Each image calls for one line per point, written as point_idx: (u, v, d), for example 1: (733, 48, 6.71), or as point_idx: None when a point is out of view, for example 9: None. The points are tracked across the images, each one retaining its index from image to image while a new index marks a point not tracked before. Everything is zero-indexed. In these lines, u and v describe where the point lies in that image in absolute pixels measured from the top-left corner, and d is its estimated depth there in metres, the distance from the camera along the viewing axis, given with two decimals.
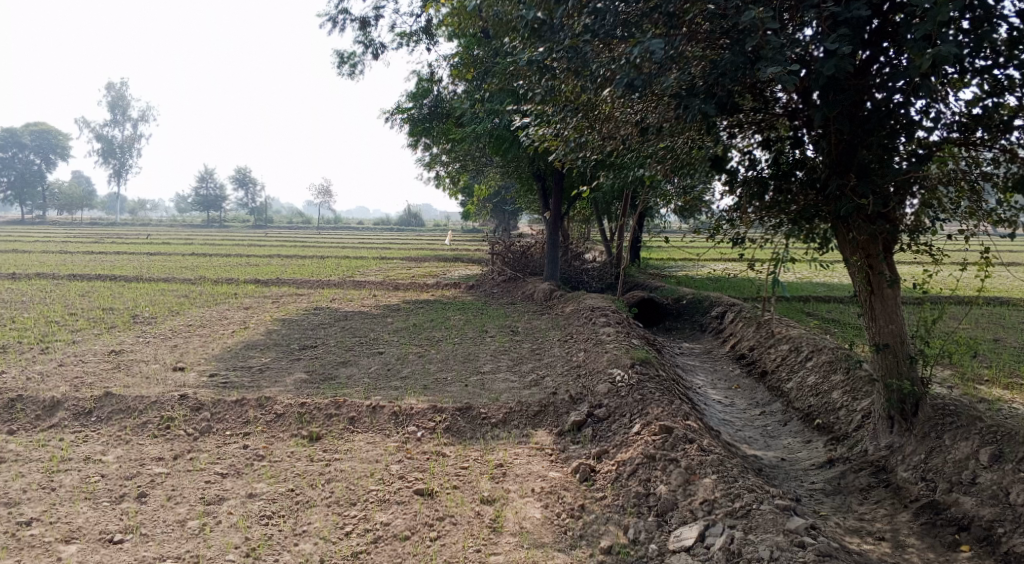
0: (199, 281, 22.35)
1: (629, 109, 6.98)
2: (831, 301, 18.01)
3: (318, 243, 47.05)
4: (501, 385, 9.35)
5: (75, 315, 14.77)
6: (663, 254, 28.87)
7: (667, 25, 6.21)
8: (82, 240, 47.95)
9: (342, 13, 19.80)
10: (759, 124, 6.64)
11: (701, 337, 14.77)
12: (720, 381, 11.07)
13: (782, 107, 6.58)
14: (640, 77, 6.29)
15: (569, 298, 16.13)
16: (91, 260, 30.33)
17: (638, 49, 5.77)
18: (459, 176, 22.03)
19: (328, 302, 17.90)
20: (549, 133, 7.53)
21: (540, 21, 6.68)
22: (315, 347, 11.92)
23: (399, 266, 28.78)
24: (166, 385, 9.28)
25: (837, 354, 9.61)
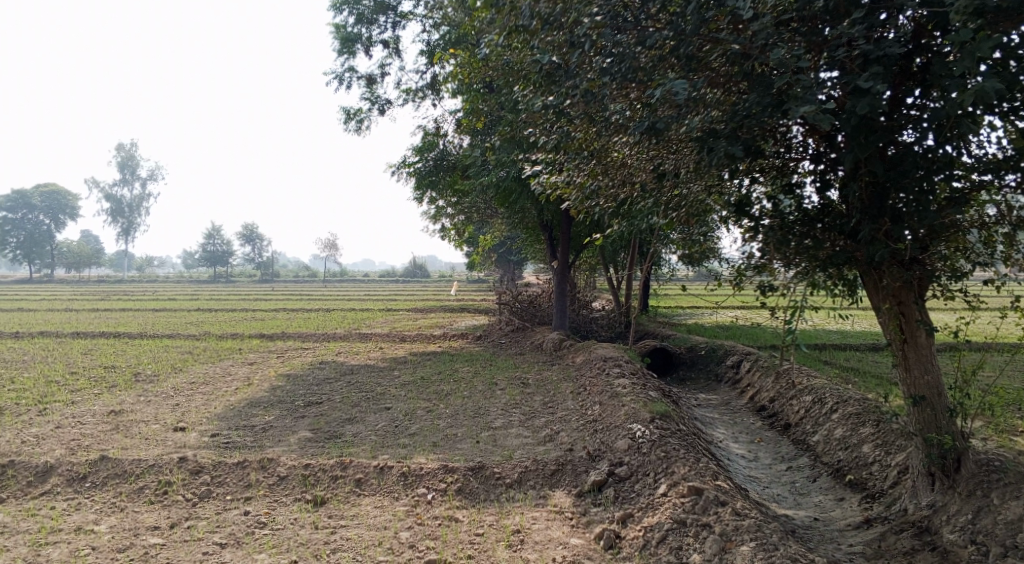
0: (203, 336, 22.04)
1: (645, 154, 6.80)
2: (848, 349, 17.61)
3: (323, 296, 46.83)
4: (514, 442, 8.96)
5: (75, 374, 14.43)
6: (671, 302, 28.52)
7: (686, 66, 6.06)
8: (87, 297, 47.87)
9: (348, 70, 19.89)
10: (779, 168, 6.59)
11: (717, 387, 14.38)
12: (742, 435, 10.69)
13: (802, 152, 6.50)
14: (659, 120, 6.11)
15: (580, 348, 15.76)
16: (96, 317, 30.08)
17: (659, 91, 5.59)
18: (465, 227, 21.87)
19: (334, 356, 17.56)
20: (561, 180, 7.30)
21: (554, 65, 6.52)
22: (320, 404, 11.54)
23: (406, 318, 28.46)
24: (165, 447, 8.91)
25: (865, 406, 9.26)
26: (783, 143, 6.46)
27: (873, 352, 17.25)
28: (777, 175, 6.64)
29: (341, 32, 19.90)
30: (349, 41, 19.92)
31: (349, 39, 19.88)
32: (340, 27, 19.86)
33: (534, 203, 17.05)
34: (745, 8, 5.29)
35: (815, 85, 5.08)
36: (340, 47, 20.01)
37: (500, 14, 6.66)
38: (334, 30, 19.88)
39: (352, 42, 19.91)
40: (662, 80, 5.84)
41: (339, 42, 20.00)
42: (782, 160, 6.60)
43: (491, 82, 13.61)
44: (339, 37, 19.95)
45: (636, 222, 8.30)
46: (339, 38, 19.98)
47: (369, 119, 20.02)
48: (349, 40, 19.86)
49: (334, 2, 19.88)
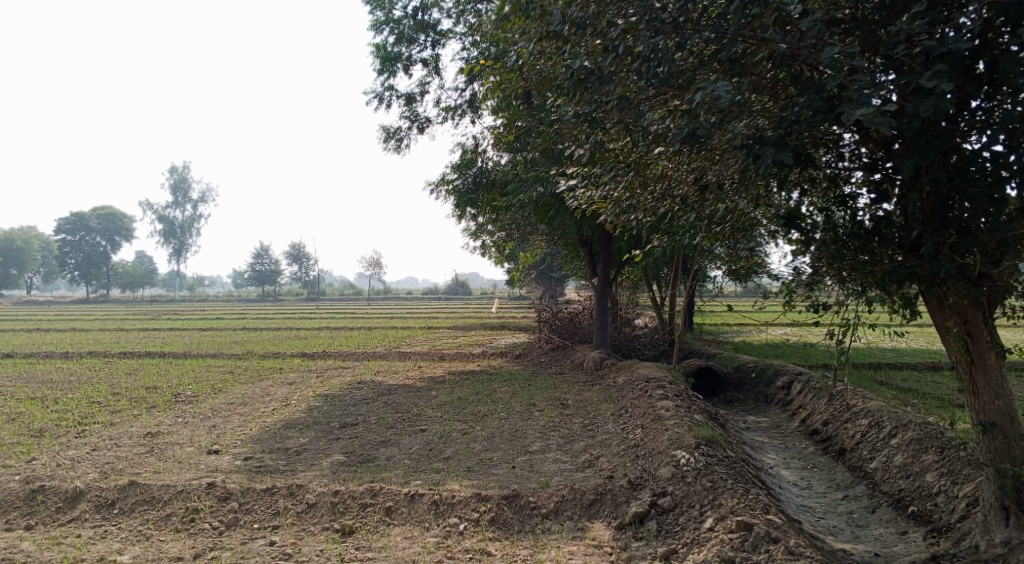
0: (246, 356, 22.11)
1: (686, 166, 6.48)
2: (903, 368, 16.87)
3: (366, 314, 47.02)
4: (552, 468, 8.62)
5: (117, 394, 14.48)
6: (716, 319, 27.88)
7: (729, 70, 5.74)
8: (137, 317, 48.79)
9: (388, 89, 19.89)
10: (831, 179, 6.20)
11: (767, 409, 13.84)
12: (794, 461, 10.22)
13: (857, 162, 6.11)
14: (701, 128, 5.80)
15: (622, 367, 15.34)
16: (145, 337, 30.52)
17: (701, 96, 5.27)
18: (505, 244, 21.64)
19: (373, 375, 17.40)
20: (597, 195, 6.98)
21: (589, 71, 6.22)
22: (355, 426, 11.32)
23: (447, 336, 28.27)
24: (196, 471, 8.76)
25: (927, 433, 8.75)
26: (835, 152, 6.09)
27: (931, 372, 16.48)
28: (830, 187, 6.25)
29: (381, 52, 19.92)
30: (389, 61, 19.92)
31: (389, 59, 19.88)
32: (380, 46, 19.88)
33: (575, 220, 16.74)
34: (793, 5, 4.97)
35: (870, 87, 4.72)
36: (380, 66, 20.01)
37: (533, 23, 6.43)
38: (374, 50, 19.91)
39: (392, 61, 19.91)
40: (704, 85, 5.54)
41: (379, 62, 20.02)
42: (835, 170, 6.21)
43: (529, 96, 13.39)
44: (379, 57, 19.96)
45: (678, 237, 7.93)
46: (379, 58, 20.00)
47: (408, 138, 19.96)
48: (388, 60, 19.86)
49: (374, 22, 19.92)
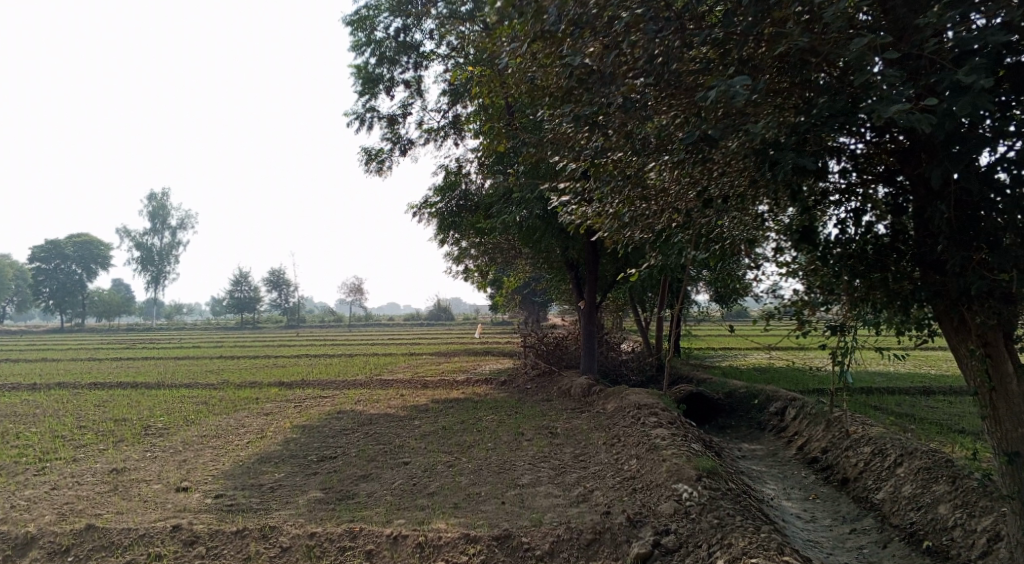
0: (221, 386, 21.34)
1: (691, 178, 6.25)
2: (897, 393, 16.50)
3: (347, 342, 46.13)
4: (544, 503, 8.15)
5: (83, 428, 13.74)
6: (702, 344, 27.46)
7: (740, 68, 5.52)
8: (111, 346, 47.59)
9: (369, 111, 19.51)
10: (846, 192, 5.99)
11: (761, 436, 13.40)
12: (795, 492, 9.78)
13: (874, 174, 5.88)
14: (711, 131, 5.53)
15: (610, 394, 14.84)
16: (118, 367, 29.57)
17: (715, 95, 5.01)
18: (489, 269, 21.20)
19: (353, 405, 16.76)
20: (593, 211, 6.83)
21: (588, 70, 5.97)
22: (334, 458, 10.75)
23: (429, 363, 27.59)
24: (162, 511, 8.17)
25: (937, 462, 8.38)
26: (852, 163, 5.84)
27: (925, 397, 16.13)
28: (844, 200, 6.03)
29: (362, 73, 19.56)
30: (370, 82, 19.56)
31: (370, 80, 19.51)
32: (362, 68, 19.53)
33: (561, 242, 16.36)
34: None
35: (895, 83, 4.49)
36: (362, 88, 19.65)
37: (528, 24, 6.18)
38: (355, 71, 19.55)
39: (373, 83, 19.55)
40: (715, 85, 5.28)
41: (361, 84, 19.65)
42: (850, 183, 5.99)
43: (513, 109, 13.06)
44: (360, 78, 19.60)
45: (673, 256, 7.58)
46: (360, 79, 19.63)
47: (390, 160, 19.55)
48: (370, 82, 19.50)
49: (355, 43, 19.59)
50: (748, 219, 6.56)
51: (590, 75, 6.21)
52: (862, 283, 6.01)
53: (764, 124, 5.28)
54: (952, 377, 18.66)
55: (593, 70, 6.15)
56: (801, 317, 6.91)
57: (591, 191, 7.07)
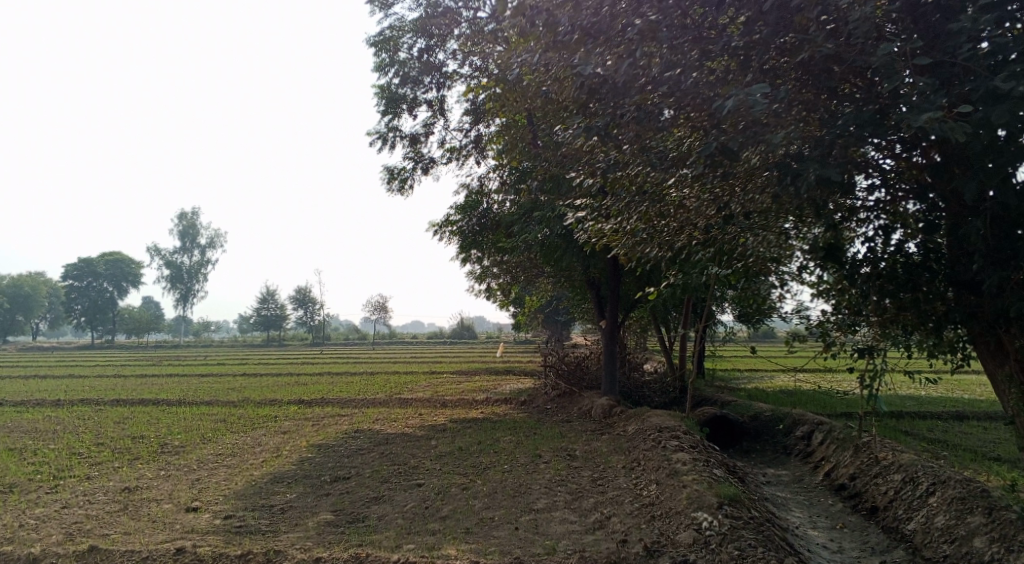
0: (241, 403, 21.27)
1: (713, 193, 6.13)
2: (928, 418, 16.00)
3: (369, 360, 46.04)
4: (558, 529, 7.91)
5: (100, 445, 13.69)
6: (727, 365, 27.00)
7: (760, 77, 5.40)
8: (136, 363, 47.92)
9: (391, 130, 19.49)
10: (876, 208, 5.83)
11: (787, 461, 13.02)
12: (822, 520, 9.42)
13: (906, 190, 5.73)
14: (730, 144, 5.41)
15: (632, 416, 14.53)
16: (141, 384, 29.64)
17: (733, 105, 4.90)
18: (511, 288, 21.03)
19: (371, 424, 16.60)
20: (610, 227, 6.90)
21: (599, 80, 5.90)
22: (348, 479, 10.59)
23: (450, 382, 27.36)
24: (170, 532, 8.06)
25: (971, 492, 8.04)
26: (883, 179, 5.70)
27: (958, 422, 15.62)
28: (874, 217, 5.87)
29: (384, 93, 19.57)
30: (392, 102, 19.56)
31: (393, 100, 19.51)
32: (384, 87, 19.55)
33: (582, 261, 16.14)
34: None
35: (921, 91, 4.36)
36: (384, 107, 19.65)
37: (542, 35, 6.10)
38: (378, 91, 19.57)
39: (395, 102, 19.55)
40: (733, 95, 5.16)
41: (383, 103, 19.66)
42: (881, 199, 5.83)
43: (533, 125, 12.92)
44: (383, 97, 19.61)
45: (694, 276, 7.38)
46: (383, 99, 19.64)
47: (411, 179, 19.50)
48: (392, 101, 19.50)
49: (378, 63, 19.62)
50: (772, 237, 6.40)
51: (604, 86, 6.08)
52: (892, 303, 5.82)
53: (785, 134, 5.10)
54: (987, 402, 18.08)
55: (607, 82, 6.03)
56: (826, 339, 6.71)
57: (608, 207, 6.95)
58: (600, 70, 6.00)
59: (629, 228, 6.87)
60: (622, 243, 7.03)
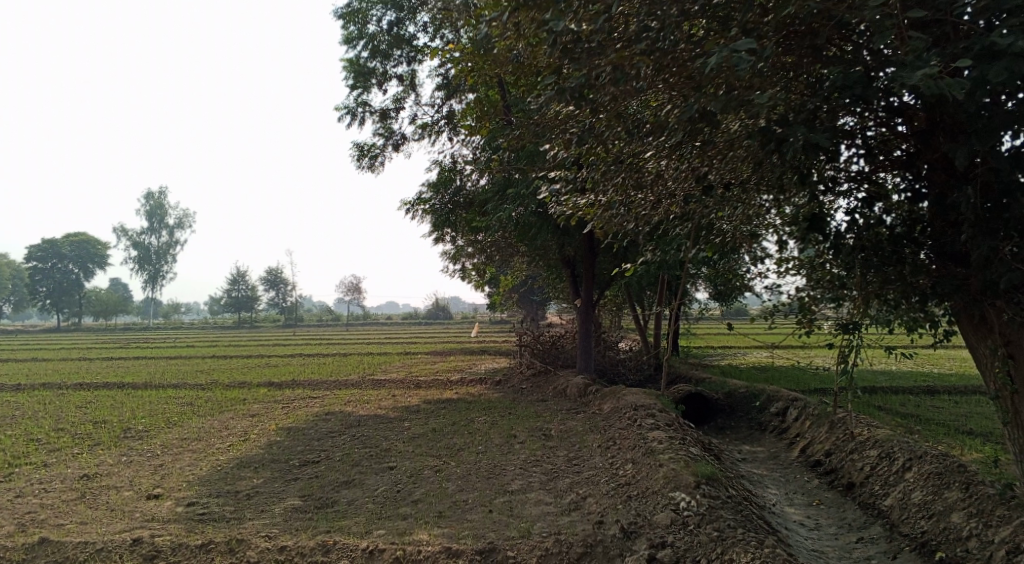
0: (209, 386, 20.82)
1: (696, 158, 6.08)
2: (901, 393, 16.06)
3: (343, 340, 45.54)
4: (533, 511, 7.71)
5: (61, 431, 13.25)
6: (702, 342, 26.99)
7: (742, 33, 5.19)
8: (104, 346, 47.04)
9: (361, 105, 19.03)
10: (859, 177, 5.80)
11: (762, 437, 12.96)
12: (798, 497, 9.34)
13: (890, 157, 5.70)
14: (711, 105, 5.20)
15: (607, 394, 14.36)
16: (108, 367, 28.98)
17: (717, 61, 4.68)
18: (485, 266, 20.74)
19: (342, 406, 16.29)
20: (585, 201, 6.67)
21: (573, 38, 5.65)
22: (317, 463, 10.31)
23: (424, 362, 27.10)
24: (129, 520, 7.77)
25: (948, 466, 7.97)
26: (865, 145, 5.67)
27: (929, 397, 15.69)
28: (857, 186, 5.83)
29: (353, 67, 19.08)
30: (361, 76, 19.08)
31: (362, 74, 19.03)
32: (353, 61, 19.05)
33: (557, 238, 15.89)
34: None
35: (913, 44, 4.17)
36: (353, 81, 19.17)
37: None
38: (347, 65, 19.07)
39: (365, 77, 19.07)
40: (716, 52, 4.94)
41: (352, 77, 19.17)
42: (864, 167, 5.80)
43: (507, 98, 12.59)
44: (351, 72, 19.12)
45: (670, 251, 7.21)
46: (352, 73, 19.15)
47: (382, 156, 19.07)
48: (361, 75, 19.02)
49: (347, 36, 19.11)
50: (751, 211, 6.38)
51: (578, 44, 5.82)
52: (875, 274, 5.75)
53: (768, 95, 4.88)
54: (958, 377, 18.20)
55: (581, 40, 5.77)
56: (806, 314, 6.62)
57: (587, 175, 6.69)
58: (574, 26, 5.73)
59: (604, 200, 6.69)
60: (597, 215, 6.82)
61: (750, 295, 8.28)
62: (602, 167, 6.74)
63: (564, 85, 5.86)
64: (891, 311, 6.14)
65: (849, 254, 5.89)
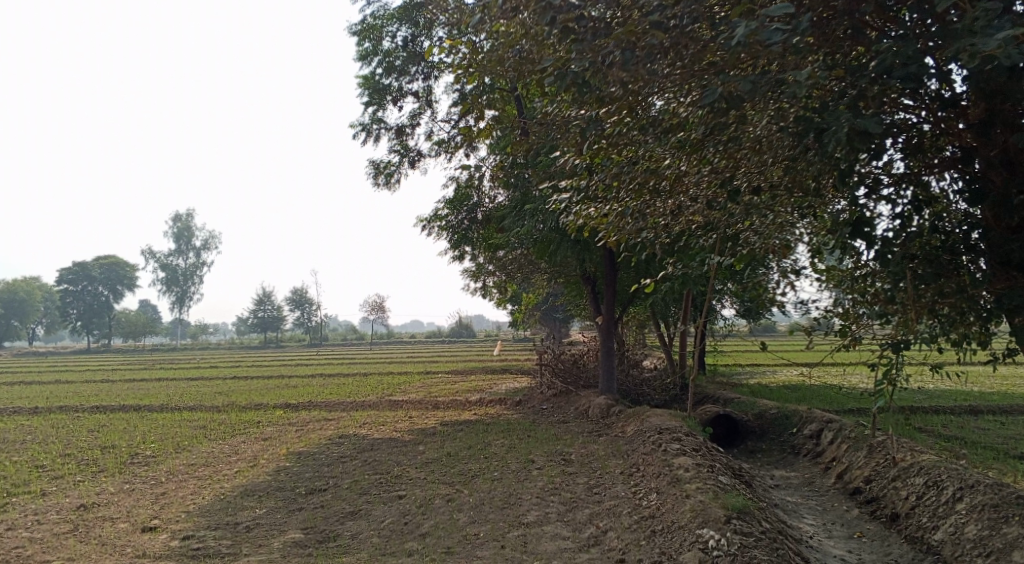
0: (225, 408, 20.44)
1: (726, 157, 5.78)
2: (941, 413, 15.28)
3: (366, 360, 45.23)
4: (549, 547, 7.19)
5: (66, 457, 12.86)
6: (730, 360, 26.20)
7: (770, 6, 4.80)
8: (129, 366, 47.22)
9: (376, 122, 18.70)
10: (907, 179, 5.53)
11: (795, 462, 12.27)
12: (836, 529, 8.69)
13: (941, 160, 5.46)
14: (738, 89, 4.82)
15: (631, 416, 13.72)
16: (127, 389, 28.79)
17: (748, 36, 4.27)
18: (506, 285, 20.25)
19: (357, 428, 15.80)
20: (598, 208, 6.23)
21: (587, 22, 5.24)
22: (324, 492, 9.83)
23: (445, 382, 26.58)
24: (120, 556, 7.34)
25: (1005, 499, 7.39)
26: (913, 146, 5.42)
27: (971, 417, 14.87)
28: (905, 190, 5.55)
29: (369, 83, 18.76)
30: (377, 93, 18.75)
31: (377, 90, 18.71)
32: (368, 77, 18.75)
33: (577, 255, 15.34)
34: None
35: None
36: (368, 98, 18.85)
37: None
38: (362, 82, 18.76)
39: (380, 93, 18.74)
40: (744, 29, 4.51)
41: (368, 94, 18.86)
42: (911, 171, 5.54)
43: (524, 108, 12.19)
44: (367, 89, 18.80)
45: (695, 263, 6.71)
46: (367, 90, 18.82)
47: (398, 173, 18.71)
48: (377, 91, 18.70)
49: (362, 53, 18.82)
50: (782, 220, 5.94)
51: (591, 29, 5.43)
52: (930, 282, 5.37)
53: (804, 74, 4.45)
54: (1001, 395, 17.33)
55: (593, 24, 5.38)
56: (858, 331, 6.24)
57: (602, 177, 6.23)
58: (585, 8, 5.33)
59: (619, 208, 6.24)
60: (613, 224, 6.33)
61: (776, 313, 7.83)
62: (616, 170, 6.30)
63: (569, 71, 5.49)
64: (945, 327, 5.70)
65: (898, 263, 5.50)
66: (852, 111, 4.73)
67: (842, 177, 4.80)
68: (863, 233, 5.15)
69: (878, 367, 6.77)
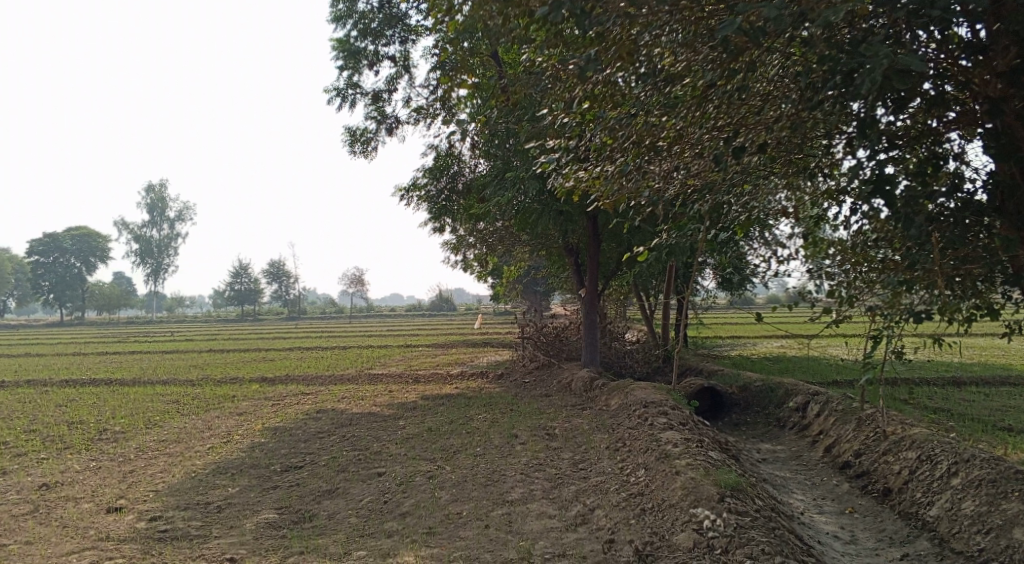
0: (198, 383, 19.92)
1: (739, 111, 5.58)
2: (925, 384, 15.20)
3: (344, 334, 44.68)
4: (535, 527, 6.90)
5: (29, 434, 12.35)
6: (712, 333, 26.06)
7: None
8: (102, 339, 46.35)
9: (353, 88, 18.10)
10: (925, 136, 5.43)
11: (781, 435, 12.09)
12: (827, 504, 8.48)
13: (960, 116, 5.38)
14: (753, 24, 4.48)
15: (614, 389, 13.46)
16: (98, 363, 28.11)
17: None
18: (487, 257, 19.85)
19: (335, 403, 15.41)
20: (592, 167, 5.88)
21: None
22: (300, 469, 9.46)
23: (425, 356, 26.20)
24: (82, 539, 6.94)
25: (1003, 473, 7.18)
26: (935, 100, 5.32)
27: (955, 389, 14.78)
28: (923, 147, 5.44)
29: (344, 47, 18.12)
30: (353, 57, 18.13)
31: (353, 54, 18.07)
32: (343, 41, 18.10)
33: (560, 225, 14.94)
34: None
35: None
36: (344, 63, 18.22)
37: None
38: (337, 45, 18.11)
39: (356, 57, 18.11)
40: None
41: (343, 58, 18.22)
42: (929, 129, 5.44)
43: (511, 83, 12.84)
44: (342, 53, 18.17)
45: (690, 229, 6.40)
46: (342, 54, 18.18)
47: (376, 140, 18.17)
48: (352, 56, 18.08)
49: (337, 16, 18.15)
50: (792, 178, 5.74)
51: None
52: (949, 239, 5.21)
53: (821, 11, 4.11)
54: (983, 367, 17.27)
55: None
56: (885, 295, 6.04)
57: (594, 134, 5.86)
58: None
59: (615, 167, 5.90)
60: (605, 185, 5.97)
61: (770, 282, 7.55)
62: (609, 125, 5.93)
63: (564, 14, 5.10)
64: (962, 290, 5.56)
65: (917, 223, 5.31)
66: (871, 54, 4.41)
67: (868, 124, 4.61)
68: (883, 190, 4.92)
69: (879, 337, 6.55)
